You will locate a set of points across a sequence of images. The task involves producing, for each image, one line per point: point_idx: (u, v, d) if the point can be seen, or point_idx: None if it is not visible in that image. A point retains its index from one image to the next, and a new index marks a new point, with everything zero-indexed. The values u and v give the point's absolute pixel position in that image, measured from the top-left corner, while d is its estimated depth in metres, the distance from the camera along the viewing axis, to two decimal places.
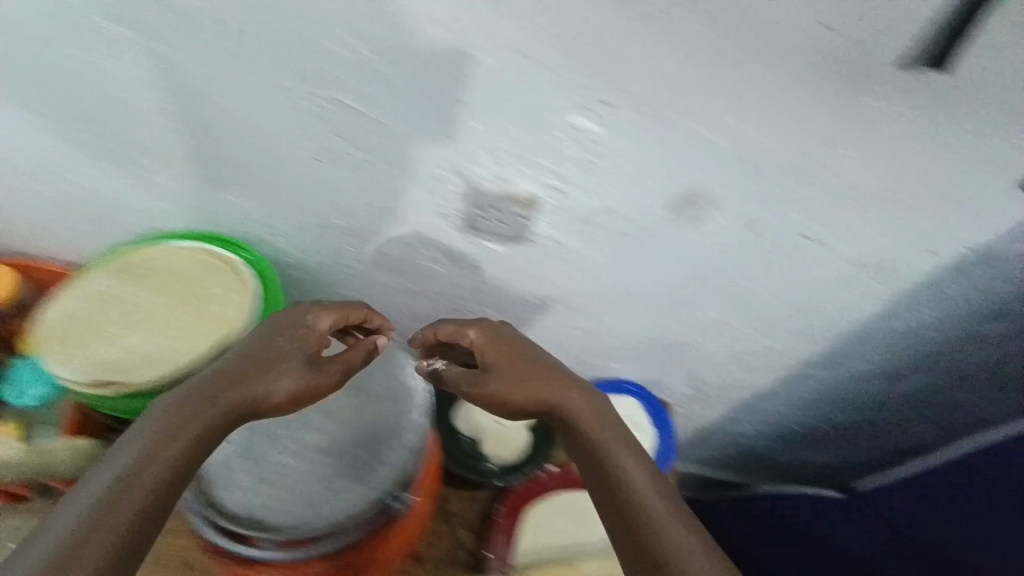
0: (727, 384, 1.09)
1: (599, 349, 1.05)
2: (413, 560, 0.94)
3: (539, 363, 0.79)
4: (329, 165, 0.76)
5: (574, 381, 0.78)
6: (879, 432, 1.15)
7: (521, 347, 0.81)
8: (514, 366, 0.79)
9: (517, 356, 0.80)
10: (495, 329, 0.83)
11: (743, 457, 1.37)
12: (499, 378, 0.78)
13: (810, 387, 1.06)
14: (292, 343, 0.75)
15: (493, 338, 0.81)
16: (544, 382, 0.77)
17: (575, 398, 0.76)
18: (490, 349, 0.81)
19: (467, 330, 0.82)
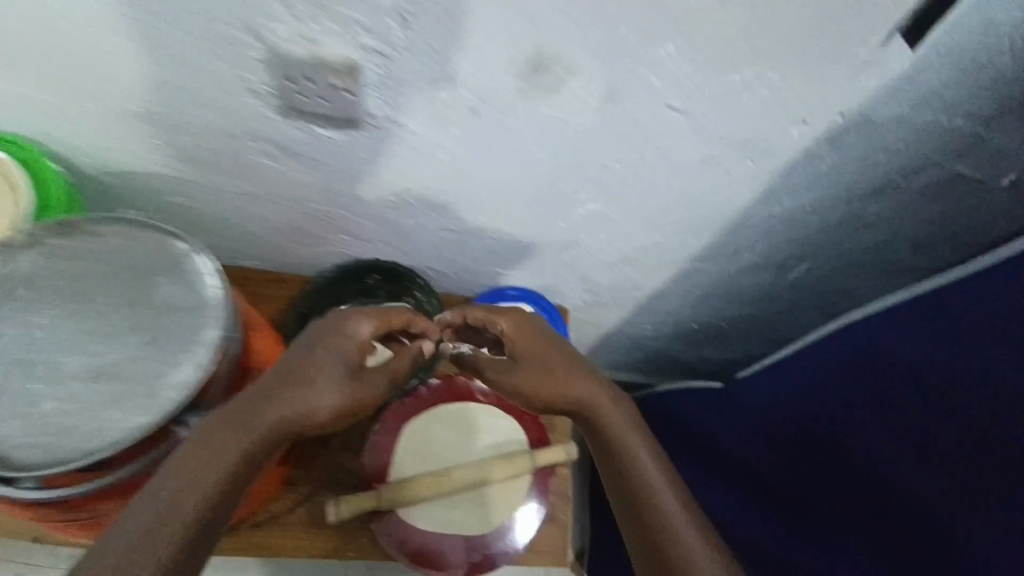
0: (622, 285, 1.06)
1: (483, 256, 0.98)
2: (287, 486, 0.88)
3: (568, 359, 0.79)
4: (84, 34, 0.58)
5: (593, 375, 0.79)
6: (765, 319, 1.19)
7: (547, 339, 0.80)
8: (549, 361, 0.78)
9: (549, 349, 0.79)
10: (525, 318, 0.81)
11: (646, 359, 1.38)
12: (525, 372, 0.78)
13: (702, 281, 1.04)
14: (339, 347, 0.65)
15: (526, 330, 0.80)
16: (575, 381, 0.77)
17: (593, 391, 0.77)
18: (529, 342, 0.80)
19: (502, 321, 0.80)
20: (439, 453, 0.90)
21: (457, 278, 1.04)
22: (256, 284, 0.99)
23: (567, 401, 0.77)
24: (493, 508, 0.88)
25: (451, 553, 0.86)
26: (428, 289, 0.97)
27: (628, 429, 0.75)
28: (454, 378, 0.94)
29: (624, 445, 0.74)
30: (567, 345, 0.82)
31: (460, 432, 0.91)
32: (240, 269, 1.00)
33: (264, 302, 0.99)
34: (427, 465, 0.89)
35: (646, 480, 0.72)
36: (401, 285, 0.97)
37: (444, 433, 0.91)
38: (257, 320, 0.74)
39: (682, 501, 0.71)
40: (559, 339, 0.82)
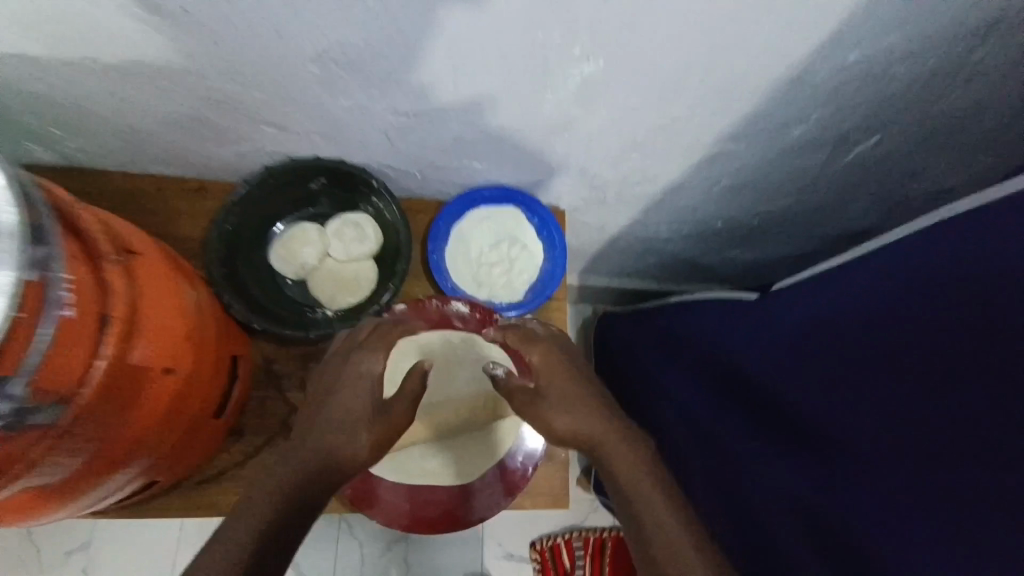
0: (633, 177, 0.84)
1: (451, 145, 0.75)
2: (232, 437, 0.72)
3: (580, 386, 0.66)
4: None
5: (606, 402, 0.66)
6: (809, 211, 0.97)
7: (566, 358, 0.69)
8: (562, 387, 0.66)
9: (564, 371, 0.67)
10: (550, 333, 0.71)
11: (658, 265, 1.20)
12: (550, 400, 0.66)
13: (735, 170, 0.82)
14: (353, 386, 0.63)
15: (546, 347, 0.69)
16: (586, 411, 0.64)
17: (596, 420, 0.64)
18: (548, 361, 0.68)
19: (528, 334, 0.70)
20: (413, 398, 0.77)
21: (423, 177, 0.82)
22: (176, 196, 0.81)
23: (576, 437, 0.64)
24: (479, 453, 0.78)
25: (437, 505, 0.75)
26: (386, 194, 0.76)
27: (636, 455, 0.60)
28: (424, 301, 0.76)
29: (633, 482, 0.58)
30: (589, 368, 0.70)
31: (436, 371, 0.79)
32: (155, 179, 0.81)
33: (188, 219, 0.81)
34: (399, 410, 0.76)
35: (647, 510, 0.56)
36: (355, 191, 0.79)
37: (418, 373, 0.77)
38: (147, 246, 0.55)
39: (697, 533, 0.54)
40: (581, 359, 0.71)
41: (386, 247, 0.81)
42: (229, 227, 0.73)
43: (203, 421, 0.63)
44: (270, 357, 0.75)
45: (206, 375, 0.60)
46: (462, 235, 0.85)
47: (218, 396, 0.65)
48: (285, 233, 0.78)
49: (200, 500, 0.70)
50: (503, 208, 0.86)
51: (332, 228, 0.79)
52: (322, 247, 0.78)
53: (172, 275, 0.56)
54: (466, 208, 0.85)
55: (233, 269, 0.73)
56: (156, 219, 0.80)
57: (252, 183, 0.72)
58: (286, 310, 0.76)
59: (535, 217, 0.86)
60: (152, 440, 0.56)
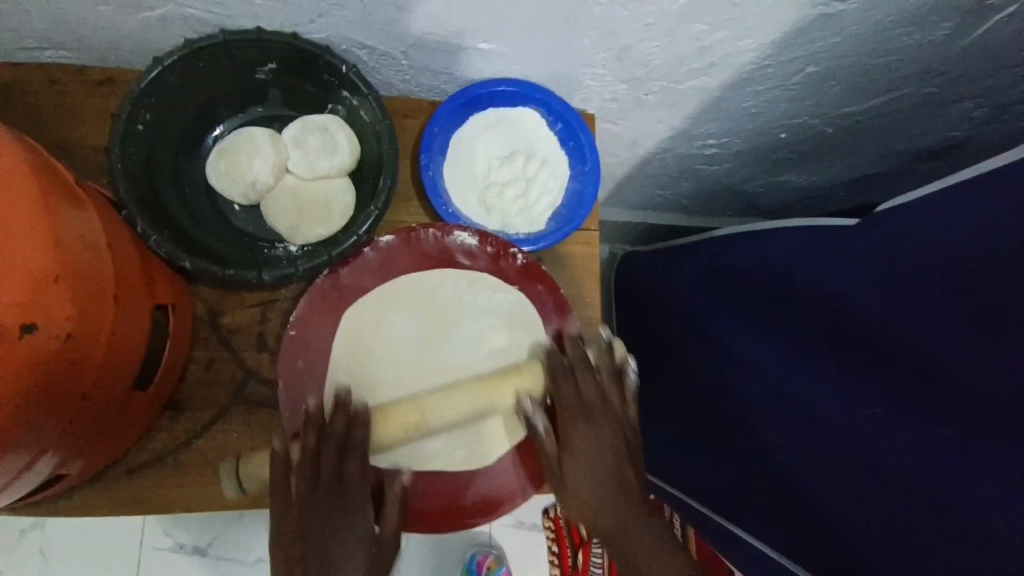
0: (691, 64, 0.63)
1: (447, 11, 0.54)
2: (170, 411, 0.55)
3: (602, 458, 0.55)
4: None
5: (624, 470, 0.56)
6: (899, 116, 0.77)
7: (603, 427, 0.56)
8: (579, 468, 0.55)
9: (599, 447, 0.56)
10: (594, 393, 0.57)
11: (695, 196, 1.00)
12: (580, 474, 0.55)
13: (824, 50, 0.62)
14: (328, 484, 0.51)
15: (585, 414, 0.56)
16: (600, 489, 0.54)
17: (606, 497, 0.54)
18: (580, 433, 0.56)
19: (564, 398, 0.56)
20: (401, 357, 0.59)
21: (410, 64, 0.61)
22: (76, 97, 0.59)
23: (584, 515, 0.55)
24: (495, 428, 0.60)
25: (442, 495, 0.58)
26: (359, 84, 0.55)
27: (651, 544, 0.53)
28: (417, 232, 0.59)
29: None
30: (629, 432, 0.58)
31: (429, 321, 0.60)
32: (43, 73, 0.59)
33: (99, 125, 0.60)
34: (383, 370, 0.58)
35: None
36: (318, 83, 0.58)
37: (404, 320, 0.60)
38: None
39: None
40: (624, 419, 0.58)
41: (364, 161, 0.61)
42: (141, 129, 0.52)
43: (111, 397, 0.45)
44: (214, 309, 0.57)
45: (103, 335, 0.42)
46: (465, 146, 0.65)
47: (135, 362, 0.47)
48: (227, 142, 0.58)
49: (130, 494, 0.54)
50: (516, 111, 0.66)
51: (291, 135, 0.59)
52: (279, 161, 0.59)
53: (53, 202, 0.39)
54: (469, 109, 0.65)
55: (154, 189, 0.53)
56: (54, 126, 0.59)
57: (168, 64, 0.51)
58: (236, 246, 0.57)
59: (558, 122, 0.66)
60: (25, 430, 0.38)
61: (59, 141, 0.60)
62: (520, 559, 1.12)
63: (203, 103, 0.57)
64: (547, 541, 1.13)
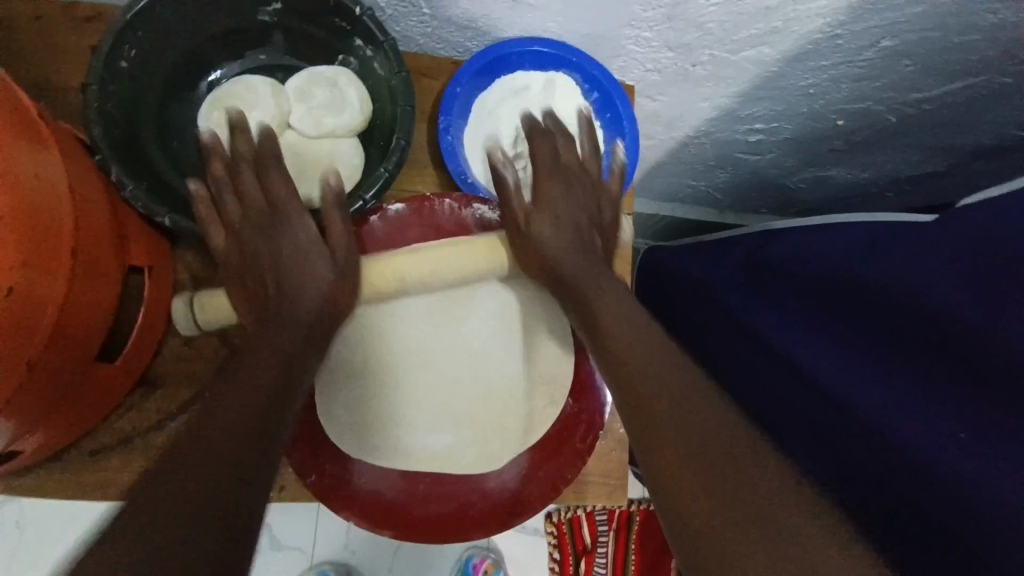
0: (749, 28, 0.56)
1: None
2: (144, 387, 0.49)
3: (570, 225, 0.51)
4: None
5: (591, 236, 0.52)
6: (979, 109, 0.67)
7: (577, 186, 0.53)
8: (549, 221, 0.51)
9: (572, 199, 0.53)
10: (573, 158, 0.54)
11: (731, 190, 0.91)
12: (552, 188, 0.52)
13: (903, 18, 0.54)
14: (285, 230, 0.48)
15: (562, 172, 0.53)
16: (569, 246, 0.50)
17: (574, 253, 0.50)
18: (553, 186, 0.53)
19: (542, 150, 0.54)
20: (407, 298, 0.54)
21: (432, 13, 0.54)
22: (63, 32, 0.54)
23: (547, 267, 0.51)
24: (509, 427, 0.53)
25: (449, 501, 0.51)
26: (374, 31, 0.48)
27: (622, 308, 0.47)
28: (431, 201, 0.52)
29: (628, 332, 0.45)
30: (608, 205, 0.55)
31: (441, 250, 0.51)
32: (30, 4, 0.53)
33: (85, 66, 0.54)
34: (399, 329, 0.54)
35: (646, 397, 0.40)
36: (328, 29, 0.51)
37: (427, 266, 0.51)
38: None
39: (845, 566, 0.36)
40: (604, 196, 0.55)
41: (376, 123, 0.55)
42: (125, 68, 0.46)
43: (70, 368, 0.39)
44: (200, 277, 0.51)
45: (56, 291, 0.35)
46: (489, 112, 0.58)
47: (102, 330, 0.41)
48: (223, 89, 0.52)
49: (94, 478, 0.48)
50: (549, 76, 0.59)
51: (295, 87, 0.53)
52: (282, 115, 0.53)
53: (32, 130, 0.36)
54: (496, 70, 0.58)
55: (136, 137, 0.47)
56: (37, 66, 0.54)
57: None
58: None
59: (595, 91, 0.59)
60: None
61: (41, 82, 0.54)
62: (519, 567, 1.05)
63: (198, 44, 0.51)
64: (549, 548, 1.05)
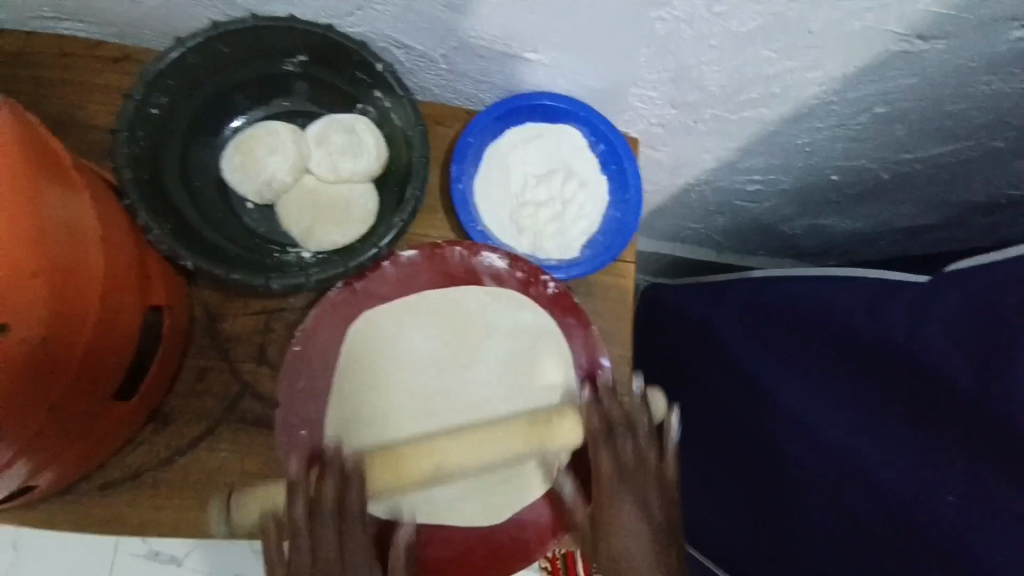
0: (750, 91, 0.59)
1: (499, 13, 0.50)
2: (154, 423, 0.50)
3: (641, 529, 0.46)
4: None
5: (655, 517, 0.46)
6: (966, 170, 0.71)
7: (636, 483, 0.47)
8: (619, 533, 0.45)
9: (632, 505, 0.46)
10: (633, 454, 0.48)
11: (730, 233, 0.94)
12: (608, 484, 0.47)
13: (896, 88, 0.57)
14: (325, 555, 0.44)
15: (620, 475, 0.47)
16: (638, 564, 0.44)
17: (650, 567, 0.44)
18: (617, 498, 0.47)
19: (600, 468, 0.48)
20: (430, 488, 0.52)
21: (449, 68, 0.57)
22: (92, 71, 0.55)
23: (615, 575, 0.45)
24: (515, 477, 0.54)
25: (449, 546, 0.52)
26: (394, 85, 0.51)
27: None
28: (442, 249, 0.53)
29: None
30: (666, 492, 0.48)
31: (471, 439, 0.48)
32: (60, 42, 0.55)
33: (111, 105, 0.56)
34: (398, 435, 0.52)
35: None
36: (350, 80, 0.53)
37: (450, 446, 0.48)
38: None
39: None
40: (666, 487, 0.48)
41: (391, 168, 0.57)
42: (155, 114, 0.48)
43: (89, 406, 0.40)
44: (214, 312, 0.52)
45: (89, 325, 0.37)
46: (499, 161, 0.61)
47: (121, 368, 0.42)
48: (245, 134, 0.54)
49: (101, 511, 0.48)
50: (558, 127, 0.61)
51: (315, 133, 0.55)
52: (302, 160, 0.55)
53: (65, 166, 0.38)
54: (507, 122, 0.60)
55: (160, 179, 0.49)
56: (63, 102, 0.55)
57: (190, 46, 0.47)
58: (243, 247, 0.52)
59: (601, 143, 0.62)
60: None
61: (65, 118, 0.55)
62: None
63: (223, 91, 0.53)
64: None
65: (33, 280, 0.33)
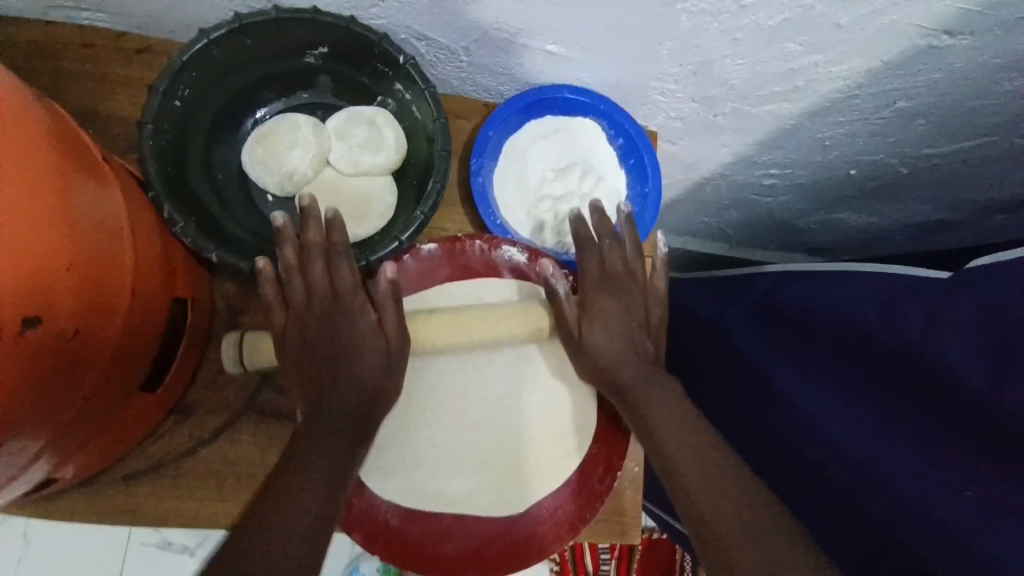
0: (772, 86, 0.58)
1: (523, 7, 0.49)
2: (176, 415, 0.50)
3: (623, 327, 0.52)
4: None
5: (642, 343, 0.53)
6: (986, 168, 0.70)
7: (624, 295, 0.53)
8: (605, 334, 0.52)
9: (618, 311, 0.52)
10: (619, 264, 0.53)
11: (744, 227, 0.93)
12: (598, 288, 0.52)
13: (919, 83, 0.56)
14: (348, 351, 0.48)
15: (607, 279, 0.53)
16: (614, 356, 0.51)
17: (625, 355, 0.52)
18: (602, 297, 0.52)
19: (588, 268, 0.53)
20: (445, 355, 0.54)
21: (470, 61, 0.57)
22: (114, 61, 0.55)
23: (603, 375, 0.52)
24: (533, 471, 0.54)
25: (466, 540, 0.52)
26: (416, 78, 0.51)
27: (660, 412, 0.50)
28: (462, 243, 0.54)
29: (658, 416, 0.50)
30: (654, 306, 0.53)
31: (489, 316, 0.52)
32: (80, 33, 0.55)
33: (132, 96, 0.56)
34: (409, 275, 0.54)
35: (662, 435, 0.49)
36: (372, 73, 0.53)
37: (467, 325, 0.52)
38: (9, 104, 0.32)
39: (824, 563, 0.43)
40: (651, 297, 0.53)
41: (410, 161, 0.57)
42: (178, 106, 0.48)
43: (116, 399, 0.40)
44: (233, 306, 0.52)
45: (120, 322, 0.37)
46: (518, 154, 0.61)
47: (147, 362, 0.43)
48: (267, 126, 0.54)
49: (124, 502, 0.49)
50: (577, 121, 0.61)
51: (335, 126, 0.55)
52: (323, 151, 0.55)
53: (98, 163, 0.38)
54: (526, 116, 0.60)
55: (183, 171, 0.49)
56: (84, 93, 0.55)
57: (214, 37, 0.47)
58: (265, 239, 0.53)
59: (619, 137, 0.61)
60: (8, 435, 0.31)
61: (87, 109, 0.55)
62: None
63: (245, 83, 0.53)
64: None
65: (78, 274, 0.33)
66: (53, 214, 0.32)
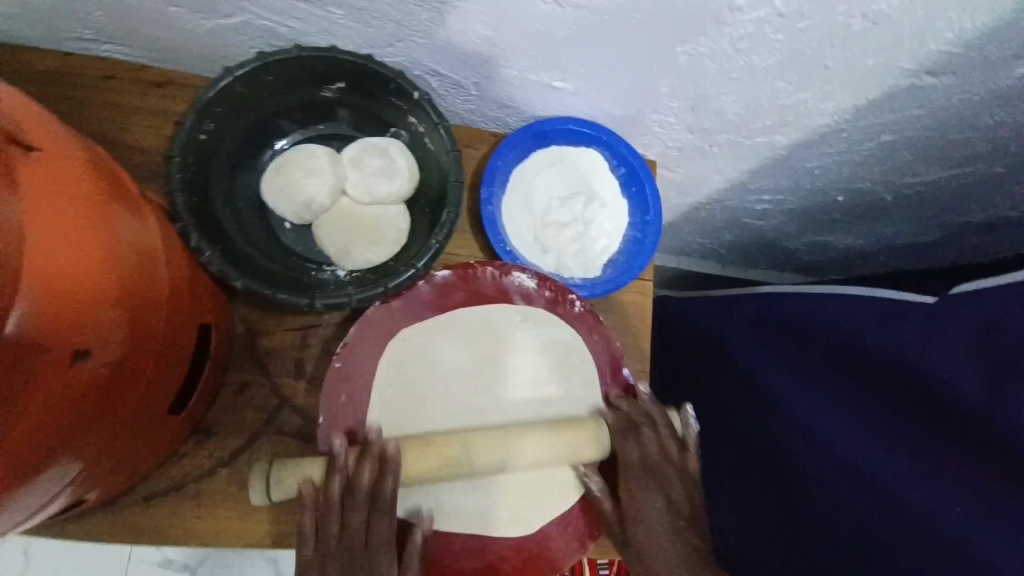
0: (764, 119, 0.62)
1: (532, 46, 0.52)
2: (197, 435, 0.52)
3: (667, 517, 0.52)
4: None
5: (678, 514, 0.52)
6: (964, 194, 0.74)
7: (662, 483, 0.53)
8: (646, 524, 0.52)
9: (655, 501, 0.53)
10: (656, 449, 0.53)
11: (737, 247, 0.96)
12: (636, 481, 0.53)
13: (901, 118, 0.60)
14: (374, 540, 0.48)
15: (647, 472, 0.53)
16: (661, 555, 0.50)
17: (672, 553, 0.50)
18: (642, 491, 0.53)
19: (629, 460, 0.53)
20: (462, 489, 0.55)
21: (478, 95, 0.60)
22: (134, 93, 0.57)
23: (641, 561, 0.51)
24: (543, 487, 0.56)
25: (480, 557, 0.53)
26: (430, 112, 0.53)
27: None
28: (475, 269, 0.56)
29: None
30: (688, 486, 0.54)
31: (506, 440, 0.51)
32: (101, 65, 0.57)
33: (151, 126, 0.58)
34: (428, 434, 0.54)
35: None
36: (387, 106, 0.56)
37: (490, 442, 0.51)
38: (55, 140, 0.34)
39: None
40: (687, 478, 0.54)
41: (422, 189, 0.59)
42: (203, 139, 0.50)
43: (145, 423, 0.42)
44: (253, 329, 0.54)
45: (156, 349, 0.39)
46: (524, 182, 0.63)
47: (175, 386, 0.44)
48: (284, 157, 0.56)
49: (145, 522, 0.50)
50: (581, 151, 0.64)
51: (351, 156, 0.57)
52: (340, 181, 0.57)
53: (132, 193, 0.40)
54: (532, 146, 0.63)
55: (206, 201, 0.51)
56: (105, 123, 0.57)
57: (239, 74, 0.49)
58: (283, 266, 0.54)
59: (621, 166, 0.65)
60: (58, 458, 0.33)
61: (108, 138, 0.57)
62: None
63: (264, 116, 0.55)
64: None
65: (121, 306, 0.35)
66: (99, 248, 0.34)
